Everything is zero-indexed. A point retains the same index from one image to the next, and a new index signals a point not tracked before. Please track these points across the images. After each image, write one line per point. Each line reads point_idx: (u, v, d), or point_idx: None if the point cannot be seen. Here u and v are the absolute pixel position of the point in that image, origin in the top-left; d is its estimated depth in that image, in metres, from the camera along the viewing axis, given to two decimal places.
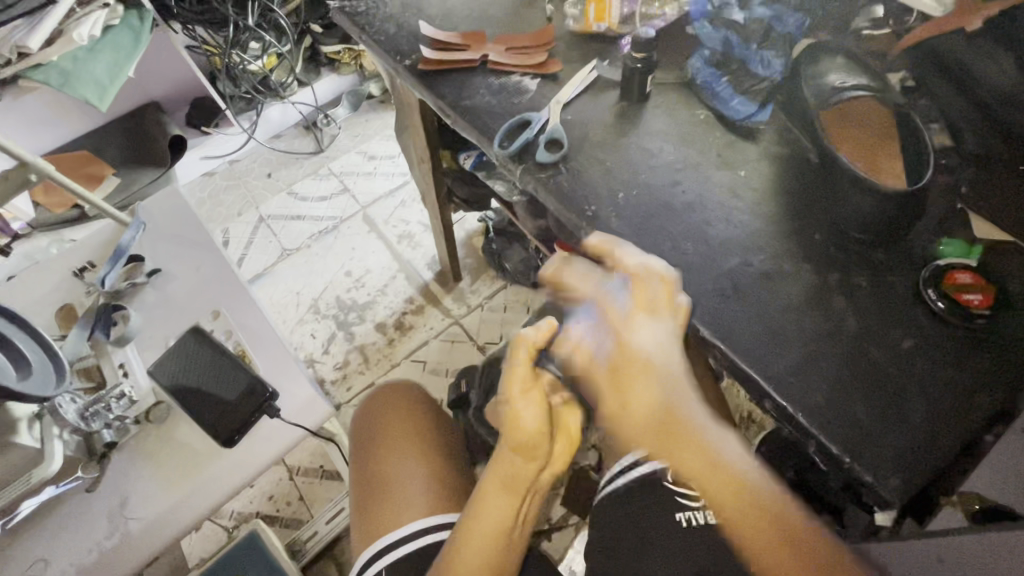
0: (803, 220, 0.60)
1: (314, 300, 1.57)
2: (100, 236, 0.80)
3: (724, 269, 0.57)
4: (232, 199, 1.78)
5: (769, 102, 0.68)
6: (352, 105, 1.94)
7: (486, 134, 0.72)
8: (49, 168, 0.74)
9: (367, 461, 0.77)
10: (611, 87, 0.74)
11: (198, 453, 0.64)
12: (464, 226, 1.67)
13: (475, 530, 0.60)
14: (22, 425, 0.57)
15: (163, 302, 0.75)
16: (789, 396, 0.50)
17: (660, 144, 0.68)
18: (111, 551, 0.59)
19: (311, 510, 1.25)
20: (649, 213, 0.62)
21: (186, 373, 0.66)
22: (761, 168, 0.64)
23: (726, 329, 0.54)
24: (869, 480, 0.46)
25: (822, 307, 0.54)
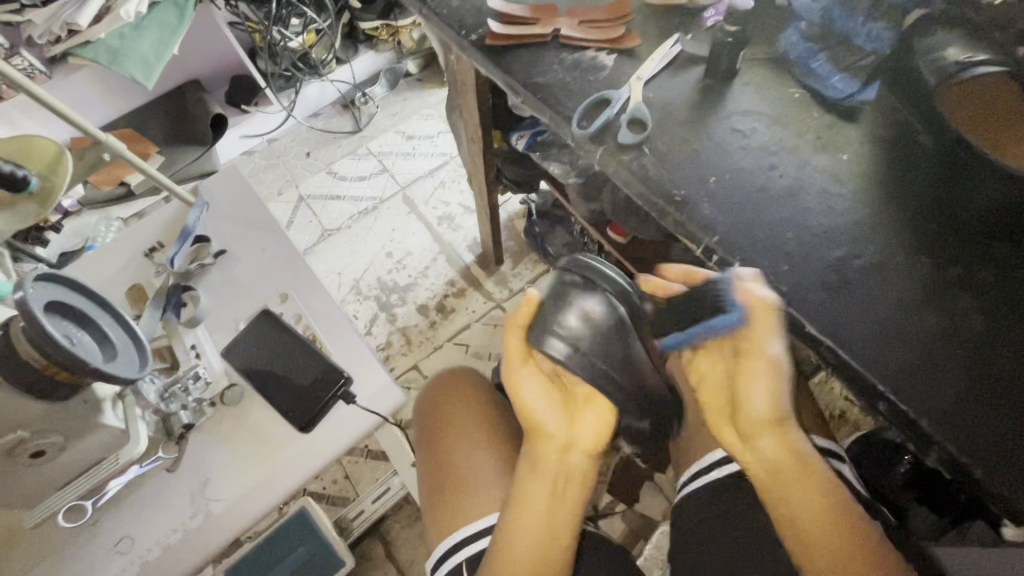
0: (915, 208, 0.55)
1: (355, 281, 1.57)
2: (165, 215, 0.80)
3: (830, 260, 0.53)
4: (273, 177, 1.78)
5: (875, 80, 0.62)
6: (391, 83, 1.91)
7: (562, 113, 0.69)
8: (122, 147, 0.71)
9: (434, 451, 0.76)
10: (694, 64, 0.70)
11: (275, 437, 0.63)
12: (507, 207, 1.65)
13: (519, 525, 0.59)
14: (107, 406, 0.56)
15: (229, 283, 0.75)
16: (909, 399, 0.46)
17: (752, 124, 0.63)
18: (194, 532, 0.59)
19: (357, 489, 1.27)
20: (743, 198, 0.58)
21: (258, 358, 0.66)
22: (864, 151, 0.60)
23: (836, 326, 0.50)
24: (1003, 492, 0.42)
25: (942, 302, 0.50)
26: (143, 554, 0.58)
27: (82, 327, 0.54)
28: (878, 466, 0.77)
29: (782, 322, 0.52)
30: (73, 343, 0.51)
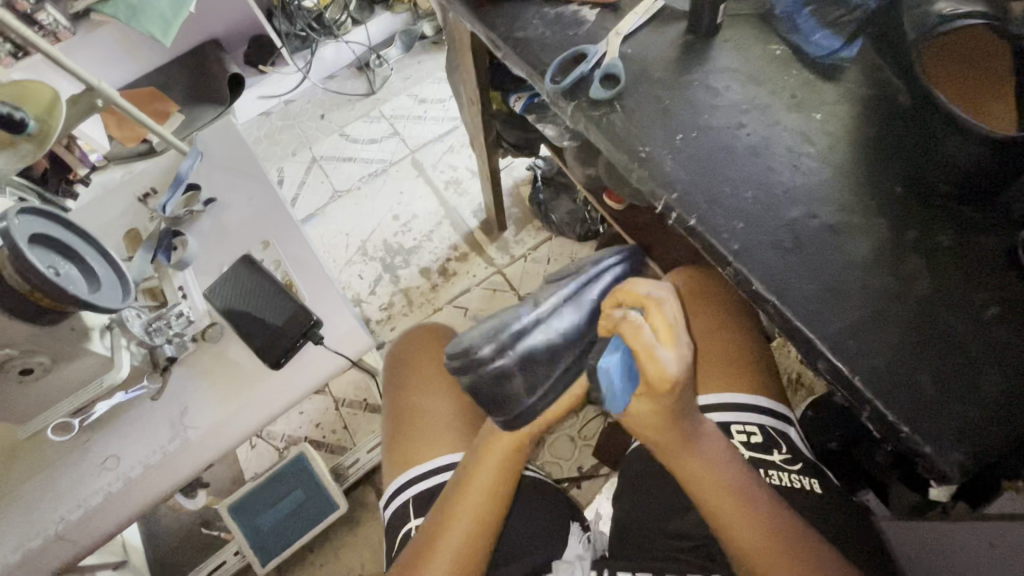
0: (882, 168, 0.53)
1: (361, 242, 1.61)
2: (162, 164, 0.84)
3: (788, 219, 0.53)
4: (288, 138, 1.81)
5: (860, 37, 0.60)
6: (404, 45, 1.90)
7: (538, 69, 0.68)
8: (114, 94, 0.74)
9: (396, 401, 0.79)
10: (676, 20, 0.68)
11: (250, 372, 0.67)
12: (512, 173, 1.64)
13: (471, 493, 0.60)
14: (94, 334, 0.60)
15: (216, 229, 0.78)
16: (845, 357, 0.46)
17: (727, 82, 0.62)
18: (173, 453, 0.64)
19: (354, 439, 1.33)
20: (708, 155, 0.58)
21: (238, 299, 0.69)
22: (839, 111, 0.58)
23: (782, 284, 0.50)
24: (927, 451, 0.42)
25: (894, 264, 0.49)
26: (127, 471, 0.63)
27: (69, 260, 0.58)
28: (865, 444, 0.73)
29: (731, 279, 0.53)
30: (57, 274, 0.55)
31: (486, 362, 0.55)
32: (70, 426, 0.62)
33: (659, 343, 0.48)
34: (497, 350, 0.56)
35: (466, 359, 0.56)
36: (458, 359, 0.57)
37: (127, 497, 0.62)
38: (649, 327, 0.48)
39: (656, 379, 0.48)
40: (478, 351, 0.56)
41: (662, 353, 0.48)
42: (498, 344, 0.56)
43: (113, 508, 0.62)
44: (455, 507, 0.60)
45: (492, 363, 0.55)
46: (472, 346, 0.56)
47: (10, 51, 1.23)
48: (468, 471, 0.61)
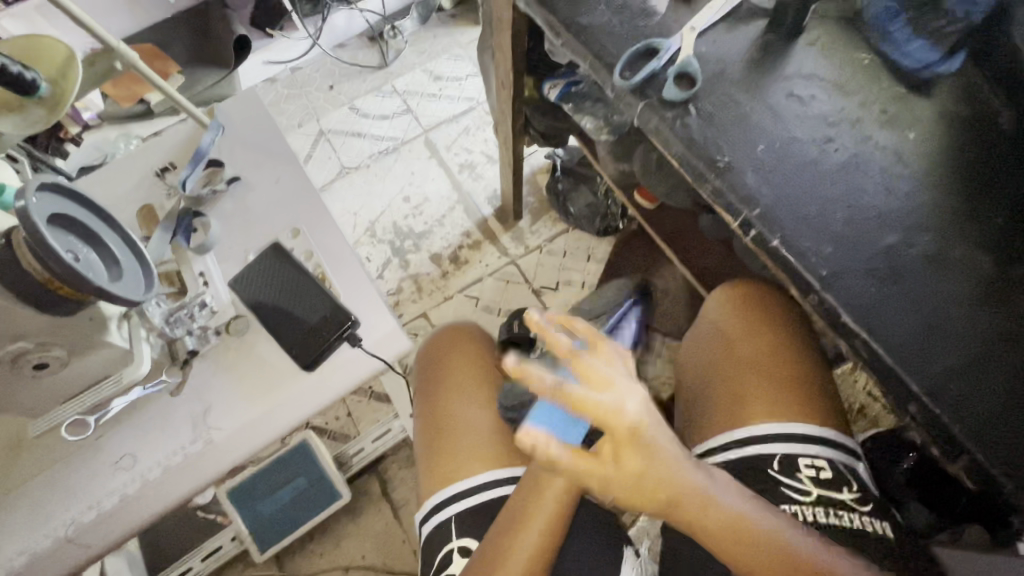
0: (982, 196, 0.50)
1: (371, 222, 1.54)
2: (180, 134, 0.77)
3: (880, 246, 0.49)
4: (294, 108, 1.72)
5: (960, 51, 0.56)
6: (421, 17, 1.80)
7: (604, 62, 0.63)
8: (132, 55, 0.67)
9: (429, 406, 0.76)
10: (754, 17, 0.63)
11: (280, 373, 0.63)
12: (531, 161, 1.58)
13: (537, 511, 0.59)
14: (112, 325, 0.55)
15: (240, 212, 0.72)
16: (945, 403, 0.43)
17: (812, 90, 0.58)
18: (195, 456, 0.60)
19: (359, 428, 1.29)
20: (793, 171, 0.54)
21: (266, 292, 0.65)
22: (935, 131, 0.54)
23: (875, 318, 0.47)
24: None
25: (998, 304, 0.46)
26: (145, 472, 0.59)
27: (88, 243, 0.53)
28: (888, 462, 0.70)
29: (815, 307, 0.49)
30: (77, 259, 0.50)
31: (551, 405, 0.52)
32: (84, 425, 0.57)
33: (598, 387, 0.45)
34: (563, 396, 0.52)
35: (533, 406, 0.52)
36: (525, 403, 0.53)
37: (145, 500, 0.58)
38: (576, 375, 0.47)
39: (614, 425, 0.45)
40: (543, 396, 0.52)
41: (621, 400, 0.45)
42: (566, 383, 0.52)
43: (126, 514, 0.58)
44: (524, 519, 0.58)
45: (561, 407, 0.52)
46: (540, 393, 0.52)
47: None
48: (534, 489, 0.60)
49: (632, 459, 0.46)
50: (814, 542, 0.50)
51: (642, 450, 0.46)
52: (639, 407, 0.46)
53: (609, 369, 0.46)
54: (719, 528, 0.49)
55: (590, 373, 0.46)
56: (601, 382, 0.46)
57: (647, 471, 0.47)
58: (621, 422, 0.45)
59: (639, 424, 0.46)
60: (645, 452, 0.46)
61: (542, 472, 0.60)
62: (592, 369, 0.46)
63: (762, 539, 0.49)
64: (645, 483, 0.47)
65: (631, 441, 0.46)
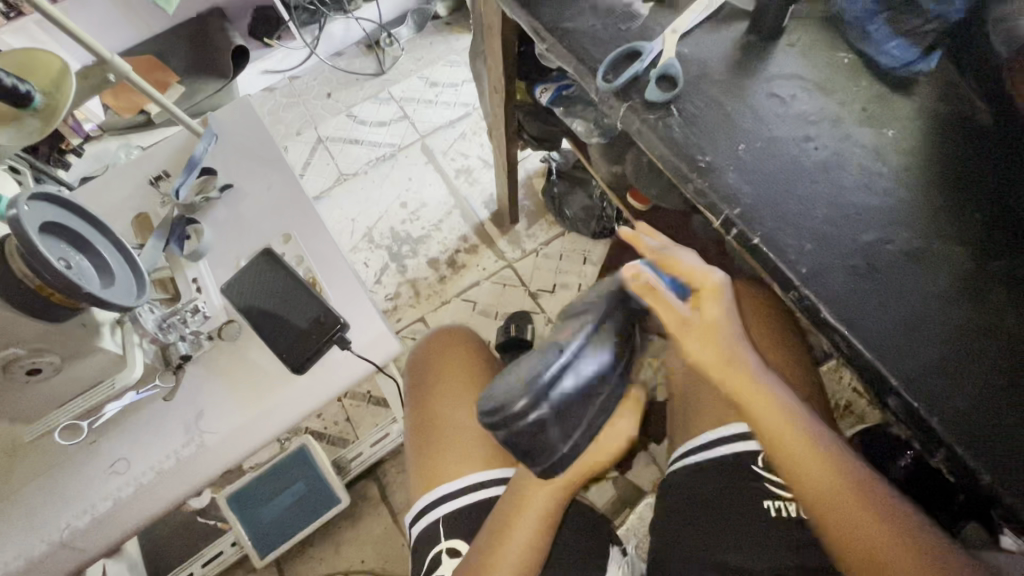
0: (962, 193, 0.51)
1: (368, 228, 1.55)
2: (173, 144, 0.78)
3: (860, 243, 0.50)
4: (292, 116, 1.74)
5: (937, 50, 0.56)
6: (417, 24, 1.82)
7: (588, 65, 0.64)
8: (126, 68, 0.70)
9: (421, 407, 0.77)
10: (736, 19, 0.64)
11: (272, 377, 0.64)
12: (527, 165, 1.59)
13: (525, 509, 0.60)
14: (105, 330, 0.56)
15: (233, 219, 0.74)
16: (924, 397, 0.44)
17: (793, 90, 0.58)
18: (188, 460, 0.61)
19: (357, 432, 1.30)
20: (774, 170, 0.54)
21: (257, 296, 0.65)
22: (914, 129, 0.54)
23: (854, 314, 0.47)
24: (1011, 501, 0.40)
25: (977, 299, 0.47)
26: (138, 476, 0.60)
27: (80, 251, 0.54)
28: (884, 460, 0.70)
29: (795, 303, 0.50)
30: (69, 266, 0.51)
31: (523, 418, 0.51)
32: (78, 429, 0.59)
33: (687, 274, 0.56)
34: (532, 403, 0.51)
35: (502, 416, 0.51)
36: (495, 415, 0.52)
37: (139, 504, 0.59)
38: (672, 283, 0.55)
39: (702, 286, 0.55)
40: (514, 408, 0.51)
41: (709, 277, 0.55)
42: (533, 396, 0.51)
43: (121, 518, 0.59)
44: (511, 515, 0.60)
45: (529, 418, 0.51)
46: (506, 403, 0.51)
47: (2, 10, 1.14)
48: (519, 493, 0.61)
49: (706, 349, 0.55)
50: (856, 467, 0.53)
51: (720, 307, 0.55)
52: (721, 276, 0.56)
53: (688, 254, 0.57)
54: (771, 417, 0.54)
55: (679, 263, 0.56)
56: (691, 271, 0.56)
57: (720, 351, 0.55)
58: (707, 319, 0.55)
59: (722, 285, 0.56)
60: (715, 342, 0.55)
61: (526, 480, 0.61)
62: (680, 257, 0.57)
63: (794, 424, 0.54)
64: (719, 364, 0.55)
65: (709, 331, 0.55)
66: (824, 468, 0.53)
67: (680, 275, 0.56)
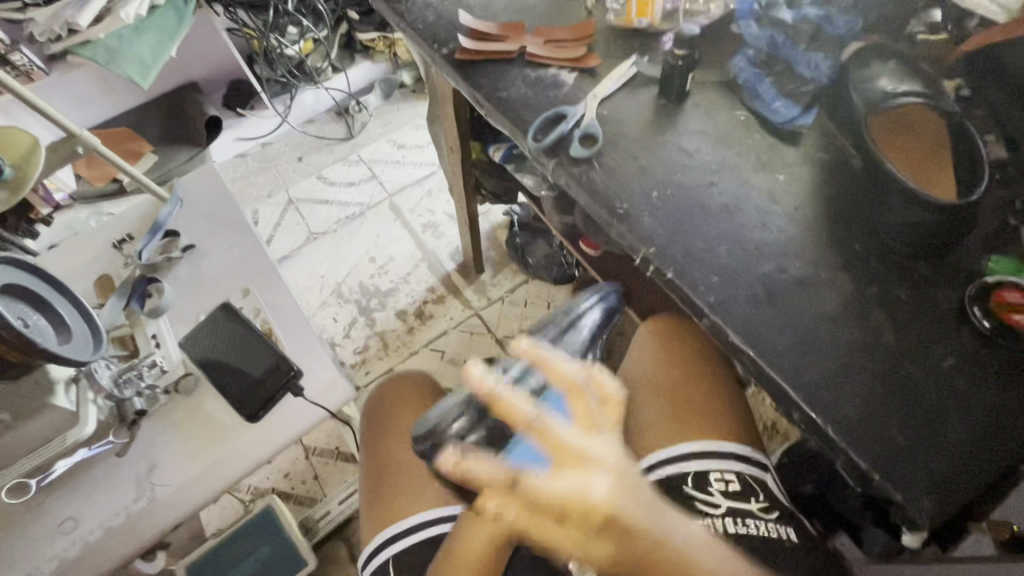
0: (842, 226, 0.58)
1: (337, 283, 1.59)
2: (139, 209, 0.83)
3: (758, 273, 0.56)
4: (263, 180, 1.80)
5: (815, 106, 0.65)
6: (384, 92, 1.93)
7: (521, 128, 0.71)
8: (95, 141, 0.75)
9: (375, 451, 0.79)
10: (649, 84, 0.72)
11: (225, 427, 0.67)
12: (490, 218, 1.67)
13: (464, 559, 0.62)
14: (58, 389, 0.59)
15: (195, 277, 0.78)
16: (818, 406, 0.49)
17: (698, 143, 0.66)
18: (139, 514, 0.62)
19: (324, 490, 1.24)
20: (683, 213, 0.61)
21: (214, 347, 0.68)
22: (801, 173, 0.62)
23: (757, 335, 0.53)
24: (898, 499, 0.44)
25: (859, 317, 0.53)
26: (86, 534, 0.61)
27: (40, 311, 0.57)
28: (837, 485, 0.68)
29: (709, 329, 0.55)
30: (27, 325, 0.54)
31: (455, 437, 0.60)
32: (26, 486, 0.59)
33: (584, 432, 0.47)
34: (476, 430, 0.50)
35: (440, 445, 0.50)
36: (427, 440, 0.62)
37: (87, 561, 0.60)
38: (567, 420, 0.48)
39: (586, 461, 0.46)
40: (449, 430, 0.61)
41: (587, 482, 0.45)
42: (466, 420, 0.61)
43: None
44: (451, 571, 0.62)
45: (474, 444, 0.50)
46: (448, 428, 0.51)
47: None
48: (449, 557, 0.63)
49: (600, 545, 0.46)
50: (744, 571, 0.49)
51: (624, 509, 0.46)
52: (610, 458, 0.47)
53: (574, 431, 0.47)
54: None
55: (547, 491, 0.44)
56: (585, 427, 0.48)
57: (623, 545, 0.47)
58: (575, 492, 0.44)
59: (614, 486, 0.46)
60: (623, 538, 0.46)
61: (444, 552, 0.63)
62: (565, 430, 0.47)
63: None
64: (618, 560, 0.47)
65: (599, 512, 0.45)
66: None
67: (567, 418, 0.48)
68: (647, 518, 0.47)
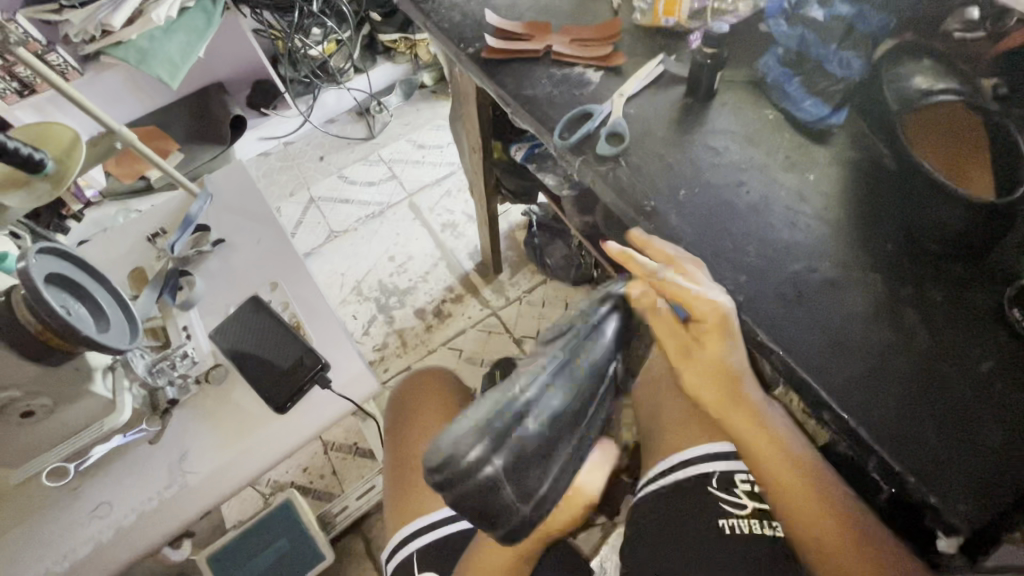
0: (873, 226, 0.57)
1: (357, 281, 1.61)
2: (171, 204, 0.85)
3: (788, 273, 0.55)
4: (285, 179, 1.83)
5: (845, 106, 0.65)
6: (405, 93, 1.96)
7: (546, 126, 0.71)
8: (133, 137, 0.77)
9: (401, 448, 0.80)
10: (676, 83, 0.72)
11: (254, 417, 0.68)
12: (509, 218, 1.67)
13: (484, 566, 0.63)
14: (97, 375, 0.61)
15: (224, 270, 0.79)
16: (849, 407, 0.48)
17: (725, 142, 0.66)
18: (170, 500, 0.64)
19: (343, 485, 1.25)
20: (711, 211, 0.61)
21: (243, 340, 0.71)
22: (831, 172, 0.62)
23: (786, 336, 0.52)
24: (933, 502, 0.44)
25: (892, 318, 0.52)
26: (120, 518, 0.63)
27: (81, 301, 0.59)
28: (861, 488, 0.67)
29: (736, 329, 0.55)
30: (70, 313, 0.55)
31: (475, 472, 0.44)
32: (65, 471, 0.62)
33: (694, 297, 0.52)
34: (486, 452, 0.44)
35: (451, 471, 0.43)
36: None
37: (117, 547, 0.62)
38: (663, 303, 0.53)
39: (704, 319, 0.52)
40: (463, 457, 0.43)
41: (720, 311, 0.52)
42: (488, 446, 0.44)
43: (100, 560, 0.61)
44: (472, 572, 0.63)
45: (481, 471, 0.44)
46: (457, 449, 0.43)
47: (17, 89, 1.24)
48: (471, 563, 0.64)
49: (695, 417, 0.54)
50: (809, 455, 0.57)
51: (727, 350, 0.54)
52: (727, 302, 0.52)
53: (707, 288, 0.53)
54: (744, 427, 0.57)
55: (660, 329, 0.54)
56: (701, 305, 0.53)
57: (723, 396, 0.56)
58: (715, 312, 0.52)
59: (731, 361, 0.54)
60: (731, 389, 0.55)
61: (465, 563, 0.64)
62: (693, 288, 0.53)
63: (776, 436, 0.57)
64: (723, 397, 0.56)
65: (717, 371, 0.55)
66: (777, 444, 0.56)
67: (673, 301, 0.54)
68: (743, 376, 0.56)
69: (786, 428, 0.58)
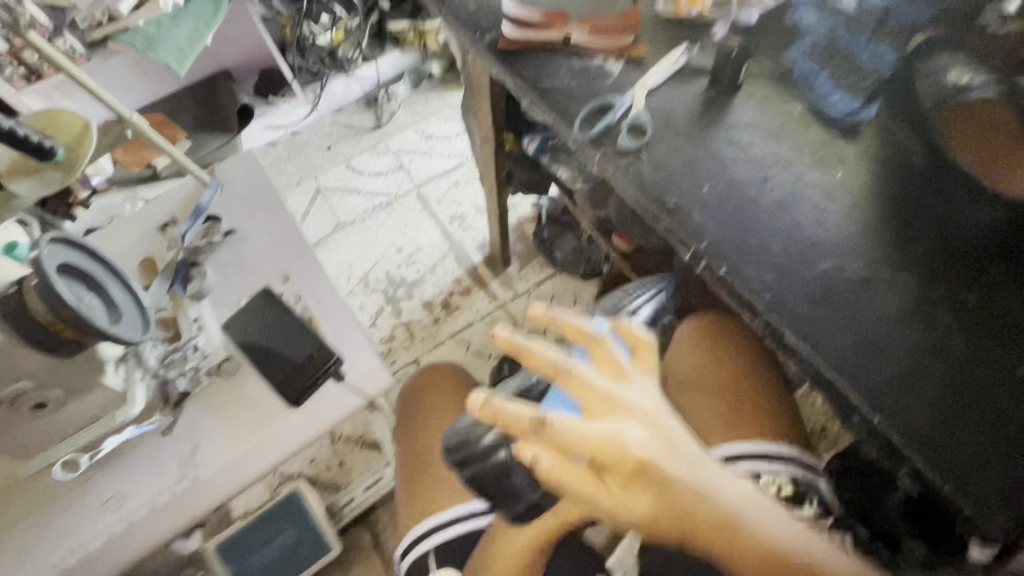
0: (905, 224, 0.55)
1: (365, 272, 1.60)
2: (181, 193, 0.84)
3: (816, 272, 0.54)
4: (293, 168, 1.82)
5: (875, 99, 0.63)
6: (413, 83, 1.93)
7: (566, 117, 0.69)
8: (144, 125, 0.77)
9: (413, 442, 0.80)
10: (699, 75, 0.70)
11: (266, 411, 0.68)
12: (518, 211, 1.65)
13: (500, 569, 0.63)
14: (110, 367, 0.60)
15: (236, 261, 0.79)
16: (882, 412, 0.47)
17: (750, 136, 0.64)
18: (183, 493, 0.64)
19: (350, 476, 1.24)
20: (735, 207, 0.59)
21: (254, 333, 0.69)
22: (859, 169, 0.60)
23: (815, 337, 0.51)
24: (968, 510, 0.43)
25: (925, 320, 0.50)
26: (133, 510, 0.64)
27: (94, 291, 0.58)
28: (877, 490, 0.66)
29: (763, 329, 0.53)
30: (83, 304, 0.55)
31: (489, 454, 0.57)
32: (76, 463, 0.62)
33: (614, 375, 0.44)
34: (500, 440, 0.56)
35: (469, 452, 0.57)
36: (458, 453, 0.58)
37: (132, 538, 0.63)
38: (591, 360, 0.44)
39: (619, 430, 0.42)
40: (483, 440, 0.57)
41: (620, 427, 0.41)
42: (502, 435, 0.56)
43: (116, 549, 0.62)
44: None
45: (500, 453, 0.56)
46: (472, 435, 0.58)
47: (24, 75, 1.23)
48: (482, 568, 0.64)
49: (634, 498, 0.42)
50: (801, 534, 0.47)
51: (649, 470, 0.42)
52: (657, 402, 0.44)
53: (627, 378, 0.44)
54: (710, 533, 0.46)
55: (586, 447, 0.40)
56: (612, 373, 0.44)
57: (656, 507, 0.43)
58: (605, 437, 0.41)
59: (654, 427, 0.43)
60: (654, 485, 0.42)
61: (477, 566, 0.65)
62: (613, 374, 0.44)
63: (745, 536, 0.45)
64: (658, 513, 0.43)
65: (643, 462, 0.42)
66: (757, 542, 0.45)
67: (603, 388, 0.44)
68: (679, 465, 0.43)
69: (776, 524, 0.46)
